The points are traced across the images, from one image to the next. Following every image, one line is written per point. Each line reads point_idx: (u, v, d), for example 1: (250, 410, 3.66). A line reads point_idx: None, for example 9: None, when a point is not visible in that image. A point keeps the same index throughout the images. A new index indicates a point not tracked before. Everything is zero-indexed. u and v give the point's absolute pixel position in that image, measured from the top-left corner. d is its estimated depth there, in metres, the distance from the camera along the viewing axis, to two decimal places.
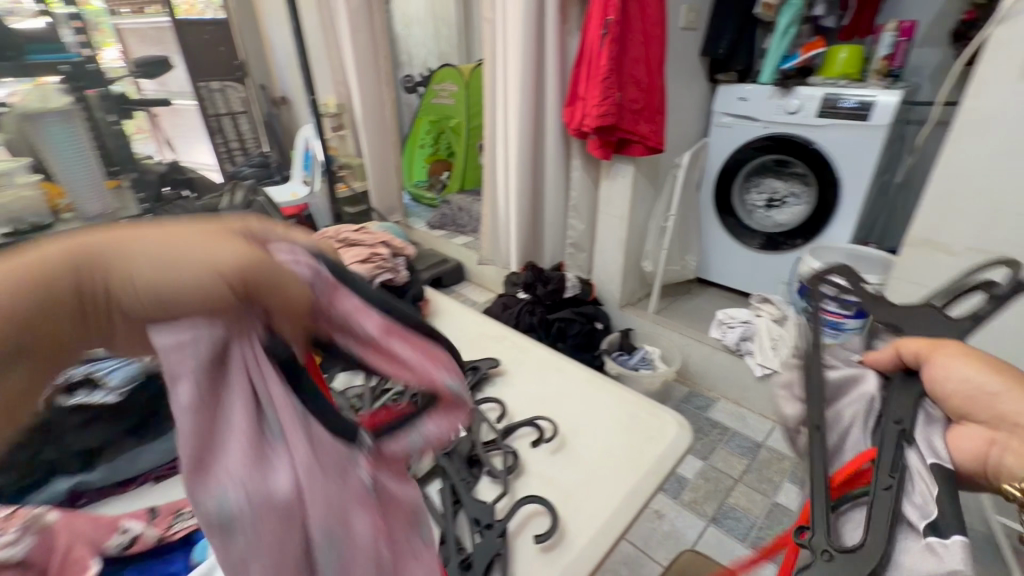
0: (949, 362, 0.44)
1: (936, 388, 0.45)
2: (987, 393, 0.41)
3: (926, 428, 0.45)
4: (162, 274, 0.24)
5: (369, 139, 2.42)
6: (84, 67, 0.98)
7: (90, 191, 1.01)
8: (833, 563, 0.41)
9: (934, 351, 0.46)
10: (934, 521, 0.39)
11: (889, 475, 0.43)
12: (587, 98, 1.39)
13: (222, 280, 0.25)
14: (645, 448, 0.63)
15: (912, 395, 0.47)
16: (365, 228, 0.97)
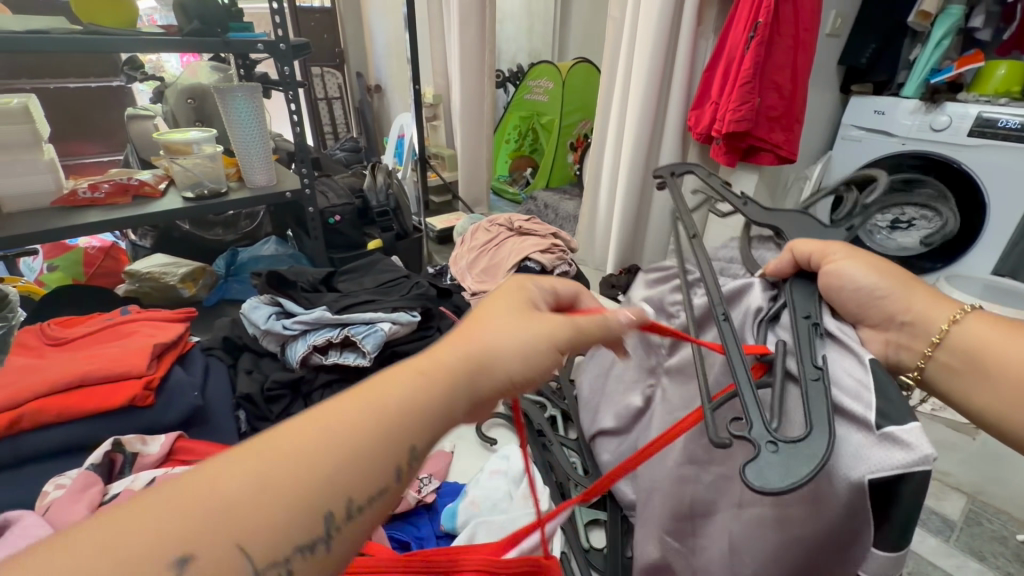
0: (843, 265, 0.47)
1: (838, 286, 0.47)
2: (876, 293, 0.46)
3: (832, 320, 0.46)
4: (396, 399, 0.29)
5: (465, 131, 2.40)
6: (276, 45, 1.01)
7: (260, 162, 1.05)
8: (785, 455, 0.35)
9: (826, 257, 0.48)
10: (878, 407, 0.37)
11: (817, 362, 0.41)
12: (720, 102, 1.33)
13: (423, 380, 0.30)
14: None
15: (811, 296, 0.48)
16: (536, 220, 0.98)
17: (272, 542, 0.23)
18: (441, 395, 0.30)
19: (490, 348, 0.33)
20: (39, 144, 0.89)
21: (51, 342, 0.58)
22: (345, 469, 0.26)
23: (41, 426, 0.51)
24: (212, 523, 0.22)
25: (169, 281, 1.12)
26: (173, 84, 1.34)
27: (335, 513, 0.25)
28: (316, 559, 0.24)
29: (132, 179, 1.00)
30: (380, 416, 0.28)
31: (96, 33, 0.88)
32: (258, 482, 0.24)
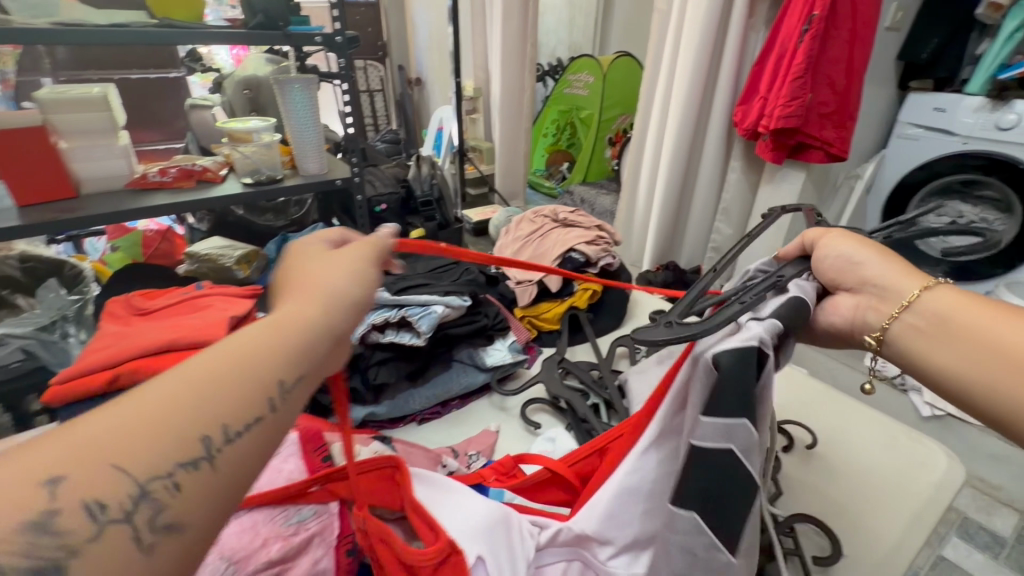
0: (832, 241, 0.48)
1: (832, 262, 0.48)
2: (854, 263, 0.47)
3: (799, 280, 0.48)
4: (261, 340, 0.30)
5: (504, 125, 2.42)
6: (333, 39, 1.05)
7: (313, 151, 1.10)
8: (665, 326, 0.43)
9: (821, 235, 0.49)
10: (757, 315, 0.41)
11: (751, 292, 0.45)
12: (769, 97, 1.30)
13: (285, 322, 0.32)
14: (915, 479, 0.62)
15: (799, 271, 0.50)
16: (581, 213, 1.00)
17: (148, 456, 0.24)
18: (308, 324, 0.32)
19: (343, 284, 0.36)
20: (115, 130, 0.95)
21: (136, 312, 0.62)
22: (214, 393, 0.27)
23: (136, 387, 0.54)
24: (80, 453, 0.23)
25: (225, 262, 1.18)
26: (231, 76, 1.41)
27: (216, 432, 0.26)
28: (206, 474, 0.25)
29: (195, 164, 1.06)
30: (245, 355, 0.29)
31: (168, 26, 0.93)
32: (120, 411, 0.25)
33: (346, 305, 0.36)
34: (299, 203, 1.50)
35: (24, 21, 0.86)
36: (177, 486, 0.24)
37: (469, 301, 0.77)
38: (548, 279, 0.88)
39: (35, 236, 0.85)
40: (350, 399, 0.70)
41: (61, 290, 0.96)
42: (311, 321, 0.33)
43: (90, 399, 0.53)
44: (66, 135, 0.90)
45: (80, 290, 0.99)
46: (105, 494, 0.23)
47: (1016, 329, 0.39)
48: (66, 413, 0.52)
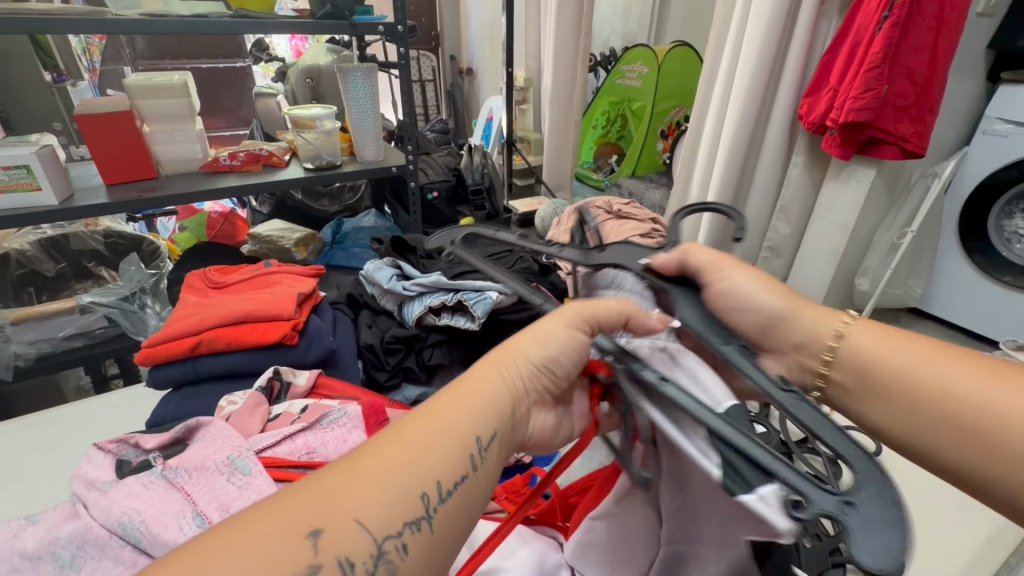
0: (735, 279, 0.49)
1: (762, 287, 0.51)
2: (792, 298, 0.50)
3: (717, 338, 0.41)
4: (454, 414, 0.36)
5: (554, 115, 2.39)
6: (395, 28, 1.07)
7: (371, 138, 1.13)
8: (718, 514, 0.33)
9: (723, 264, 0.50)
10: (727, 461, 0.32)
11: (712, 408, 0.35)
12: (840, 89, 1.23)
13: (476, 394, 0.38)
14: (988, 507, 0.58)
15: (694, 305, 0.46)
16: (636, 205, 0.95)
17: (384, 518, 0.30)
18: (479, 401, 0.37)
19: (516, 354, 0.41)
20: (192, 116, 1.01)
21: (214, 285, 0.67)
22: (423, 458, 0.33)
23: (215, 353, 0.59)
24: (328, 511, 0.29)
25: (284, 244, 1.24)
26: (295, 65, 1.46)
27: (429, 494, 0.32)
28: (423, 533, 0.31)
29: (262, 149, 1.11)
30: (449, 431, 0.35)
31: (243, 17, 0.98)
32: (351, 474, 0.31)
33: (514, 377, 0.40)
34: (353, 189, 1.54)
35: (118, 12, 0.93)
36: (404, 546, 0.30)
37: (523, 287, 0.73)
38: None
39: (120, 213, 0.92)
40: (405, 377, 0.69)
41: (141, 264, 1.03)
42: (491, 393, 0.38)
43: (176, 362, 0.58)
44: (149, 119, 0.97)
45: (156, 265, 1.06)
46: (354, 553, 0.29)
47: (943, 369, 0.40)
48: (155, 374, 0.57)
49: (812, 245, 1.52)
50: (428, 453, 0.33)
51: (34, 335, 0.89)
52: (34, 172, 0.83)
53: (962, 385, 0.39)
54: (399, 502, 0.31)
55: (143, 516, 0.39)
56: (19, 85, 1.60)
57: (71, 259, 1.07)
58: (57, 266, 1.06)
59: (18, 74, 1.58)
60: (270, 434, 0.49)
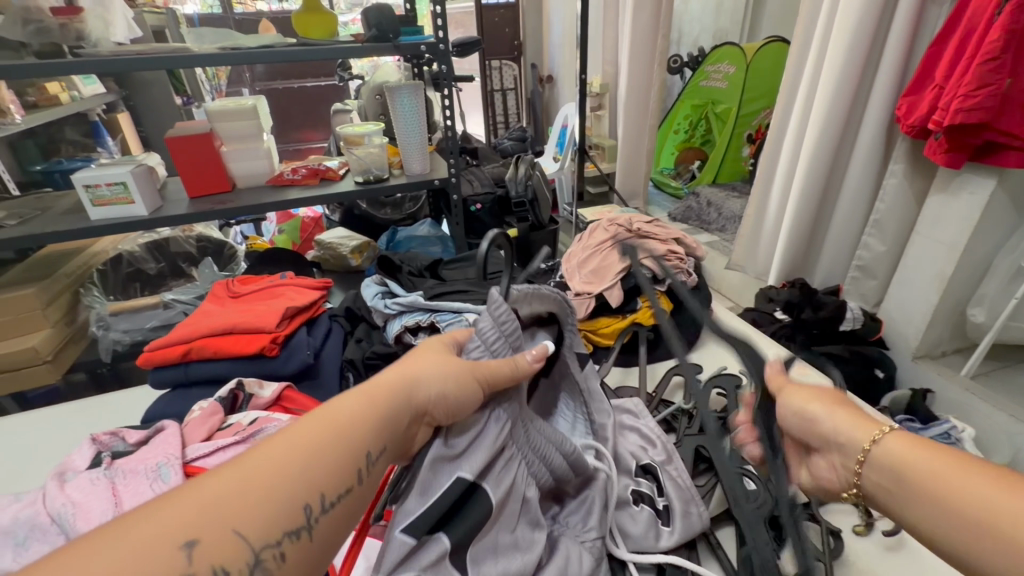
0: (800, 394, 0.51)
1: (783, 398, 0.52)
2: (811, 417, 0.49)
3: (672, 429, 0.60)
4: (344, 424, 0.37)
5: (627, 121, 2.30)
6: (437, 46, 1.12)
7: (416, 152, 1.18)
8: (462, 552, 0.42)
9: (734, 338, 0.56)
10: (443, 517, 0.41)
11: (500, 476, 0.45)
12: (946, 87, 1.05)
13: (372, 405, 0.40)
14: None
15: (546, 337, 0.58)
16: (659, 222, 0.89)
17: (263, 528, 0.31)
18: (380, 415, 0.39)
19: (419, 377, 0.43)
20: (261, 135, 1.14)
21: (231, 295, 0.74)
22: (308, 476, 0.34)
23: (205, 360, 0.65)
24: (204, 520, 0.30)
25: (342, 251, 1.33)
26: (368, 82, 1.55)
27: (312, 505, 0.34)
28: (301, 542, 0.33)
29: (322, 164, 1.22)
30: (338, 433, 0.37)
31: (307, 46, 1.09)
32: (240, 482, 0.32)
33: (420, 387, 0.43)
34: (414, 200, 1.62)
35: (201, 48, 1.07)
36: (283, 554, 0.32)
37: None
38: (609, 293, 0.80)
39: (197, 222, 1.05)
40: None
41: (214, 267, 1.17)
42: (389, 409, 0.40)
43: (173, 367, 0.65)
44: (226, 139, 1.10)
45: (230, 268, 1.21)
46: (229, 558, 0.30)
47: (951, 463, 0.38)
48: (155, 376, 0.65)
49: (910, 266, 1.28)
50: (312, 461, 0.35)
51: (127, 325, 1.07)
52: (129, 188, 0.99)
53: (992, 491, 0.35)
54: (276, 509, 0.32)
55: (77, 510, 0.43)
56: (156, 110, 1.91)
57: (170, 260, 1.25)
58: (158, 265, 1.23)
59: (157, 99, 1.90)
60: (207, 443, 0.51)
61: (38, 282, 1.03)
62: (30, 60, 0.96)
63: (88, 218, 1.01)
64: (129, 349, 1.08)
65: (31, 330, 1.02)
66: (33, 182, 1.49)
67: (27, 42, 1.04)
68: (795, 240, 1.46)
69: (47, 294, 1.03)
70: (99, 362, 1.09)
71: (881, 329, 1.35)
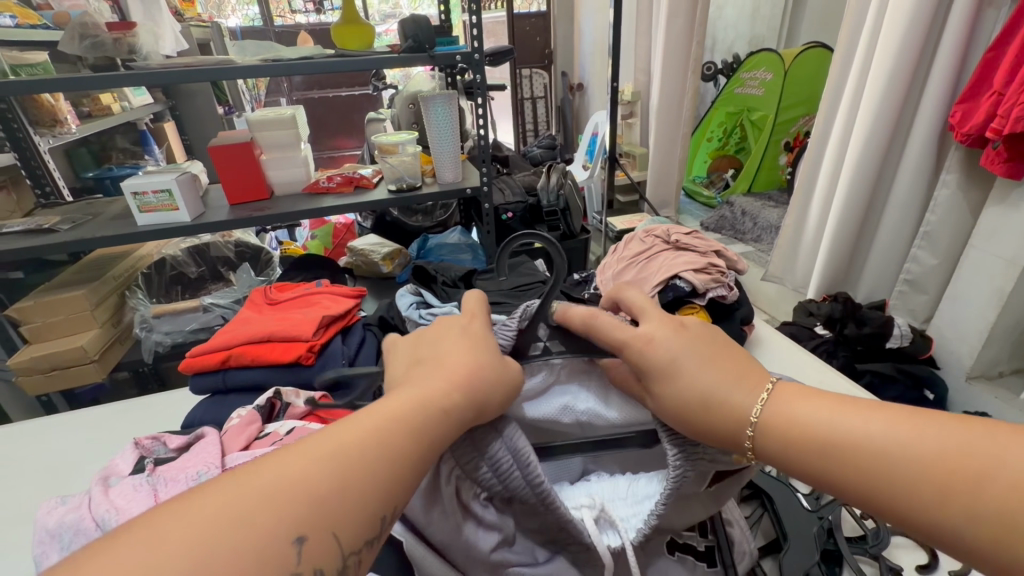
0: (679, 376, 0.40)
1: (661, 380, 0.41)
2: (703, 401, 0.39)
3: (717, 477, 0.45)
4: (413, 431, 0.35)
5: (659, 129, 2.26)
6: (472, 56, 1.13)
7: (448, 160, 1.19)
8: None
9: (641, 310, 0.44)
10: None
11: None
12: (1005, 94, 0.99)
13: (437, 412, 0.37)
14: None
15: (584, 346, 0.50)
16: (699, 234, 0.86)
17: (351, 535, 0.30)
18: (444, 424, 0.37)
19: (480, 390, 0.40)
20: (299, 144, 1.16)
21: (268, 301, 0.76)
22: (386, 486, 0.32)
23: (243, 367, 0.66)
24: (300, 519, 0.29)
25: (374, 257, 1.34)
26: (401, 92, 1.58)
27: (387, 516, 0.32)
28: (373, 552, 0.32)
29: (357, 172, 1.24)
30: (413, 441, 0.35)
31: (344, 57, 1.11)
32: (325, 484, 0.30)
33: (479, 401, 0.40)
34: (444, 207, 1.63)
35: (244, 60, 1.11)
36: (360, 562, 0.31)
37: None
38: None
39: (236, 228, 1.08)
40: None
41: (252, 272, 1.20)
42: (454, 418, 0.37)
43: (211, 373, 0.66)
44: (266, 148, 1.14)
45: (266, 273, 1.24)
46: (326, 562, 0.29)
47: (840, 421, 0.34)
48: (196, 381, 0.66)
49: (964, 282, 1.21)
50: (385, 469, 0.33)
51: (169, 327, 1.11)
52: (174, 195, 1.02)
53: (929, 447, 0.31)
54: (357, 515, 0.31)
55: (119, 517, 0.44)
56: (200, 120, 1.98)
57: (209, 264, 1.28)
58: (199, 269, 1.26)
59: (200, 109, 1.97)
60: (246, 453, 0.51)
61: (88, 284, 1.08)
62: (88, 74, 1.01)
63: (136, 223, 1.05)
64: (170, 350, 1.12)
65: (81, 331, 1.06)
66: (86, 188, 1.56)
67: (83, 56, 1.09)
68: (838, 252, 1.40)
69: (97, 296, 1.07)
70: (141, 362, 1.13)
71: (931, 347, 1.28)
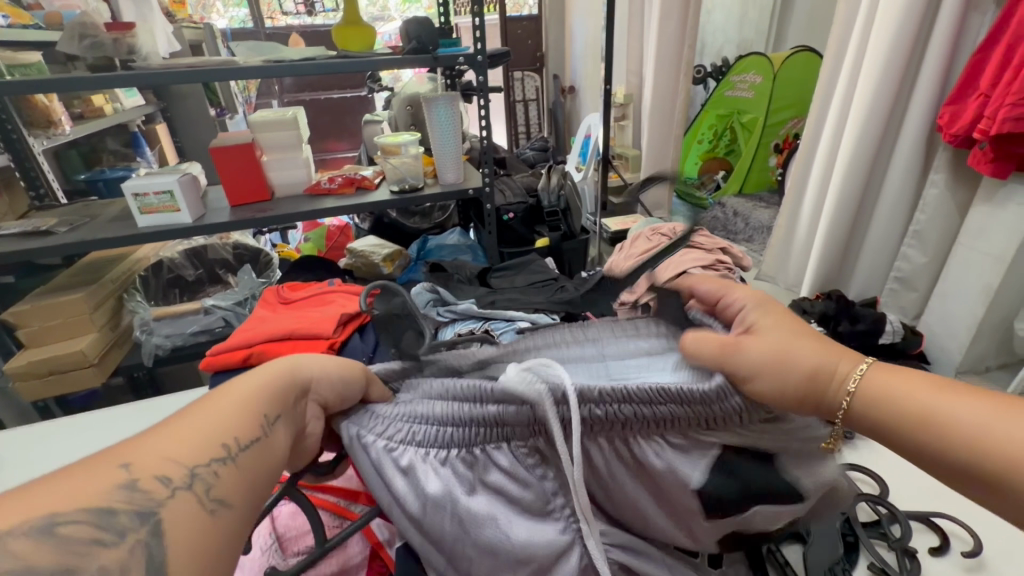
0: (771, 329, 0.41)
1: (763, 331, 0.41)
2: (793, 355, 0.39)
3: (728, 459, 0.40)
4: (234, 389, 0.35)
5: (652, 131, 2.29)
6: (475, 58, 1.14)
7: (451, 161, 1.20)
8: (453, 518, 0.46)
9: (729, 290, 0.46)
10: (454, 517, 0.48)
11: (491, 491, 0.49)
12: (992, 94, 1.02)
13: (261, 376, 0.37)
14: None
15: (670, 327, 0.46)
16: (705, 232, 0.88)
17: (189, 454, 0.29)
18: (270, 381, 0.36)
19: (307, 363, 0.39)
20: (300, 144, 1.16)
21: (283, 301, 0.77)
22: (221, 421, 0.31)
23: (264, 365, 0.67)
24: (119, 456, 0.28)
25: (374, 259, 1.34)
26: (398, 93, 1.57)
27: (230, 439, 0.31)
28: (234, 468, 0.30)
29: (358, 173, 1.24)
30: (235, 394, 0.34)
31: (346, 58, 1.12)
32: (148, 438, 0.30)
33: (312, 366, 0.39)
34: (442, 207, 1.63)
35: (245, 61, 1.11)
36: (218, 474, 0.29)
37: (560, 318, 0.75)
38: None
39: (237, 229, 1.08)
40: None
41: (252, 273, 1.20)
42: (281, 377, 0.37)
43: (230, 371, 0.67)
44: (266, 149, 1.13)
45: (266, 274, 1.23)
46: (164, 473, 0.27)
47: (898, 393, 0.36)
48: (217, 380, 0.66)
49: (954, 278, 1.25)
50: (212, 411, 0.32)
51: (169, 330, 1.10)
52: (175, 196, 1.02)
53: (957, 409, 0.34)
54: (187, 442, 0.29)
55: None
56: (192, 121, 1.96)
57: (207, 266, 1.26)
58: (196, 271, 1.25)
59: (192, 111, 1.95)
60: None
61: (86, 287, 1.07)
62: (88, 74, 1.00)
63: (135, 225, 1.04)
64: (170, 354, 1.11)
65: (78, 334, 1.04)
66: (78, 191, 1.54)
67: (81, 55, 1.08)
68: (831, 251, 1.43)
69: (94, 299, 1.06)
70: (140, 366, 1.12)
71: (923, 343, 1.31)
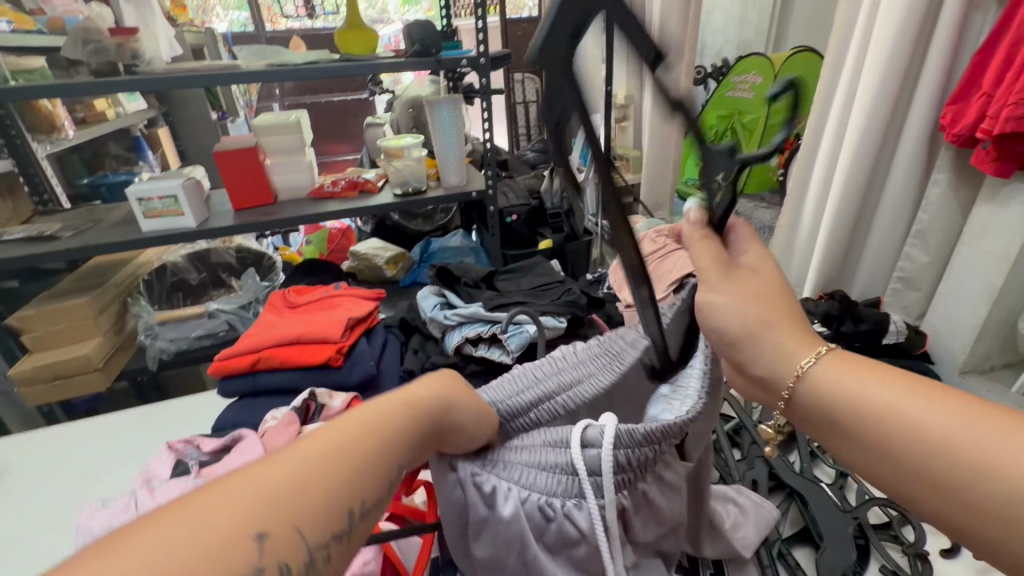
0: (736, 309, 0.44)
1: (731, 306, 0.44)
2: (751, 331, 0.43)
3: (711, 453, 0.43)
4: (372, 432, 0.34)
5: (652, 131, 2.29)
6: (477, 61, 1.14)
7: (454, 163, 1.20)
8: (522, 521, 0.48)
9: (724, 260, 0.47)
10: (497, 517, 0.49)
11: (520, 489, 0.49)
12: (995, 94, 1.02)
13: (399, 414, 0.36)
14: None
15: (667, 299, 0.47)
16: None
17: (317, 528, 0.28)
18: (402, 425, 0.35)
19: (443, 401, 0.39)
20: (304, 148, 1.16)
21: (289, 305, 0.77)
22: (349, 483, 0.31)
23: (271, 370, 0.67)
24: (254, 518, 0.26)
25: (377, 261, 1.34)
26: (400, 96, 1.58)
27: (354, 509, 0.30)
28: (346, 546, 0.30)
29: (361, 177, 1.24)
30: (370, 441, 0.33)
31: (349, 62, 1.12)
32: (279, 488, 0.28)
33: (447, 408, 0.39)
34: (444, 210, 1.64)
35: (249, 65, 1.11)
36: (332, 557, 0.29)
37: (566, 321, 0.76)
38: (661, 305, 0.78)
39: (242, 233, 1.08)
40: None
41: (256, 277, 1.20)
42: (414, 422, 0.36)
43: (239, 376, 0.67)
44: (270, 153, 1.14)
45: (270, 278, 1.24)
46: (292, 555, 0.27)
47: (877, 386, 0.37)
48: (224, 385, 0.67)
49: (957, 277, 1.24)
50: (345, 466, 0.31)
51: (173, 334, 1.10)
52: (179, 201, 1.02)
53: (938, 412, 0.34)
54: (316, 508, 0.29)
55: None
56: (193, 124, 1.97)
57: (210, 270, 1.27)
58: (200, 275, 1.25)
59: (193, 114, 1.95)
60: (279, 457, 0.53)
61: (90, 292, 1.07)
62: (92, 78, 1.00)
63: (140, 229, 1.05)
64: (173, 358, 1.11)
65: (83, 339, 1.04)
66: (81, 195, 1.55)
67: (85, 60, 1.08)
68: (833, 251, 1.43)
69: (99, 304, 1.06)
70: (144, 370, 1.12)
71: (926, 342, 1.31)
